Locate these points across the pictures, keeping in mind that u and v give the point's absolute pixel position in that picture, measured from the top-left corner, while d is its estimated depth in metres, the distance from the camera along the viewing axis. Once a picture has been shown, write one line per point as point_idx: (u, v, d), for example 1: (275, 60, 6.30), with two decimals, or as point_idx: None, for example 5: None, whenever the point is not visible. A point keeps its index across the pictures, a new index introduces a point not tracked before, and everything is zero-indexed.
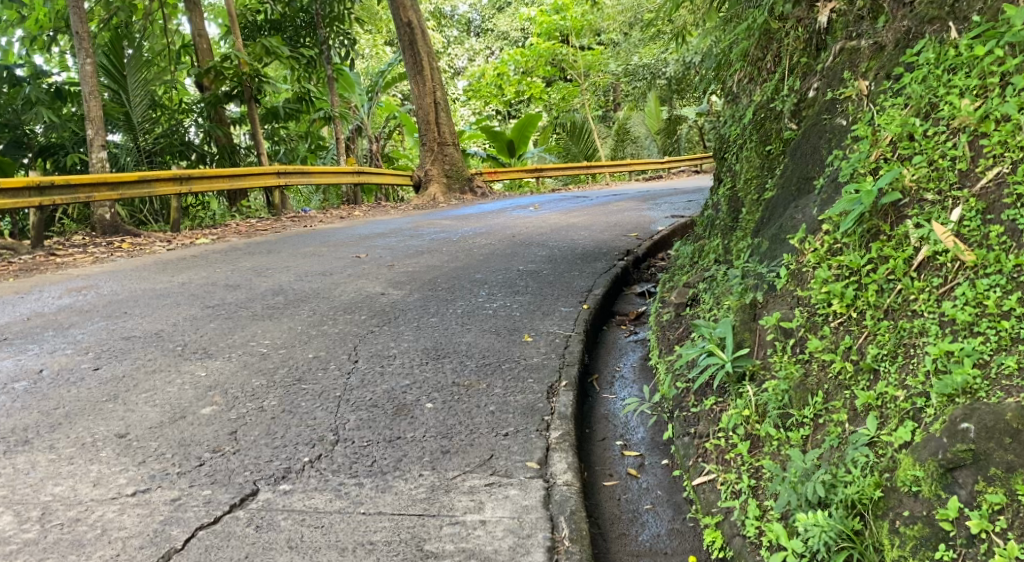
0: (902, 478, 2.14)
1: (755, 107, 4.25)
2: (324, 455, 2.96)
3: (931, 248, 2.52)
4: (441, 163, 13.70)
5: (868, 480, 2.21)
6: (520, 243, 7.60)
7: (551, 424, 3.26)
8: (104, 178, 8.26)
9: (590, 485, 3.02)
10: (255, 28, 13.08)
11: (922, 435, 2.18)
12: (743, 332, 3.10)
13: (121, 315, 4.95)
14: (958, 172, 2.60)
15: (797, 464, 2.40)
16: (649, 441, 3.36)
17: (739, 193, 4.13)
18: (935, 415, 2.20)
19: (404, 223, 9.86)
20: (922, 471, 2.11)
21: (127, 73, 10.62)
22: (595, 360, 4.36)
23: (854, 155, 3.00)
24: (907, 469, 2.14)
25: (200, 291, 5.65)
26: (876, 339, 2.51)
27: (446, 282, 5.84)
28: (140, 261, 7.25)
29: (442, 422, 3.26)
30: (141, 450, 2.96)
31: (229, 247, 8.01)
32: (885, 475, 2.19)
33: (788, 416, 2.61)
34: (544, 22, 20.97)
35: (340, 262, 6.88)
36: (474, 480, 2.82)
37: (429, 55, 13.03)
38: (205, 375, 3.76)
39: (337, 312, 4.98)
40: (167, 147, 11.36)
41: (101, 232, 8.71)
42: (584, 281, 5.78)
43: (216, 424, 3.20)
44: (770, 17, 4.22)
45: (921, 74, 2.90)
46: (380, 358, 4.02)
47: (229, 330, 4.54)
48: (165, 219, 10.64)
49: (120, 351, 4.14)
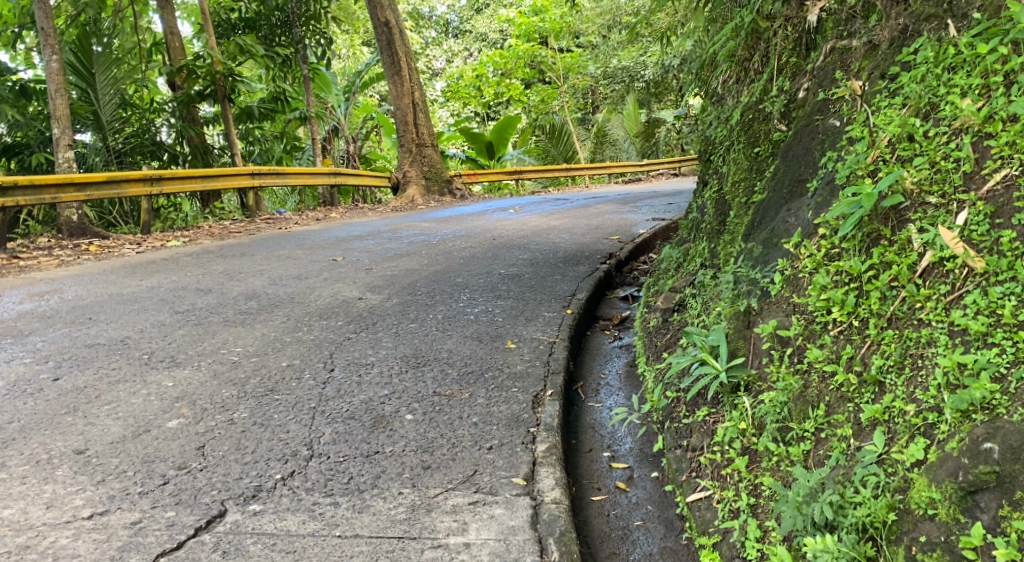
0: (916, 500, 2.04)
1: (743, 108, 4.13)
2: (297, 472, 2.79)
3: (938, 253, 2.41)
4: (419, 165, 13.51)
5: (880, 502, 2.09)
6: (501, 247, 7.45)
7: (537, 436, 3.12)
8: (71, 178, 7.98)
9: (578, 501, 2.88)
10: (229, 26, 12.70)
11: (936, 454, 2.07)
12: (737, 341, 2.97)
13: (85, 321, 4.73)
14: (963, 175, 2.50)
15: (801, 482, 2.28)
16: (637, 452, 3.22)
17: (727, 196, 4.01)
18: (950, 433, 2.09)
19: (382, 225, 9.66)
20: (939, 493, 2.01)
21: (95, 71, 10.26)
22: (580, 368, 4.22)
23: (851, 157, 2.90)
24: (921, 491, 2.04)
25: (170, 296, 5.43)
26: (880, 349, 2.39)
27: (425, 286, 5.69)
28: (108, 264, 7.01)
29: (423, 435, 3.11)
30: (101, 468, 2.77)
31: (201, 250, 7.77)
32: (897, 497, 2.08)
33: (788, 430, 2.49)
34: (523, 23, 20.83)
35: (316, 265, 6.69)
36: (457, 498, 2.67)
37: (407, 55, 12.83)
38: (172, 386, 3.57)
39: (312, 318, 4.80)
40: (138, 147, 11.12)
41: (69, 235, 8.44)
42: (566, 285, 5.64)
43: (182, 439, 3.02)
44: (758, 16, 4.09)
45: (919, 73, 2.80)
46: (358, 367, 3.85)
47: (198, 337, 4.34)
48: (135, 221, 10.36)
49: (82, 360, 3.93)
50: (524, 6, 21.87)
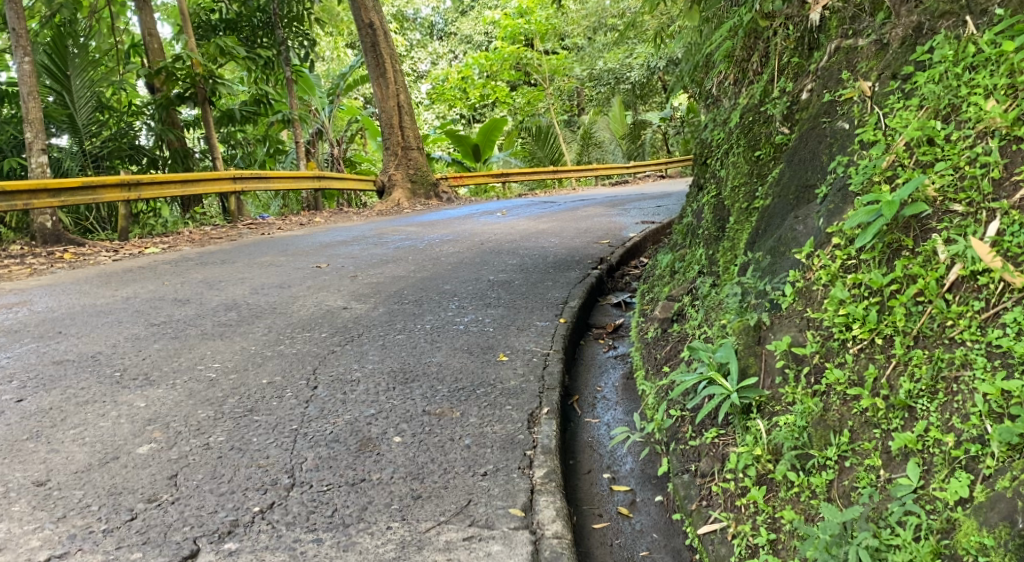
0: (965, 545, 1.90)
1: (742, 110, 3.94)
2: (277, 504, 2.61)
3: (969, 267, 2.26)
4: (405, 168, 13.27)
5: (924, 546, 1.96)
6: (490, 252, 7.25)
7: (534, 459, 2.92)
8: (44, 184, 7.70)
9: (579, 531, 2.69)
10: (209, 28, 12.41)
11: (984, 494, 1.94)
12: (747, 357, 2.78)
13: (54, 336, 4.49)
14: (991, 181, 2.35)
15: (831, 523, 2.11)
16: (639, 473, 3.03)
17: (726, 202, 3.82)
18: (999, 469, 1.94)
19: (367, 230, 9.43)
20: (992, 539, 1.87)
21: (71, 73, 10.08)
22: (576, 381, 4.02)
23: (866, 162, 2.73)
24: (970, 535, 1.91)
25: (146, 307, 5.19)
26: (908, 371, 2.23)
27: (413, 295, 5.48)
28: (82, 273, 6.76)
29: (412, 460, 2.91)
30: (62, 502, 2.60)
31: (180, 257, 7.53)
32: (942, 540, 1.95)
33: (808, 457, 2.31)
34: (508, 25, 20.58)
35: (299, 273, 6.46)
36: (451, 533, 2.48)
37: (392, 56, 12.59)
38: (144, 407, 3.34)
39: (295, 330, 4.58)
40: (115, 151, 10.73)
41: (42, 241, 8.16)
42: (559, 292, 5.45)
43: (153, 467, 2.82)
44: (756, 15, 3.93)
45: (937, 73, 2.66)
46: (342, 384, 3.63)
47: (174, 351, 4.11)
48: (113, 226, 10.06)
49: (48, 379, 3.70)
50: (511, 8, 21.62)
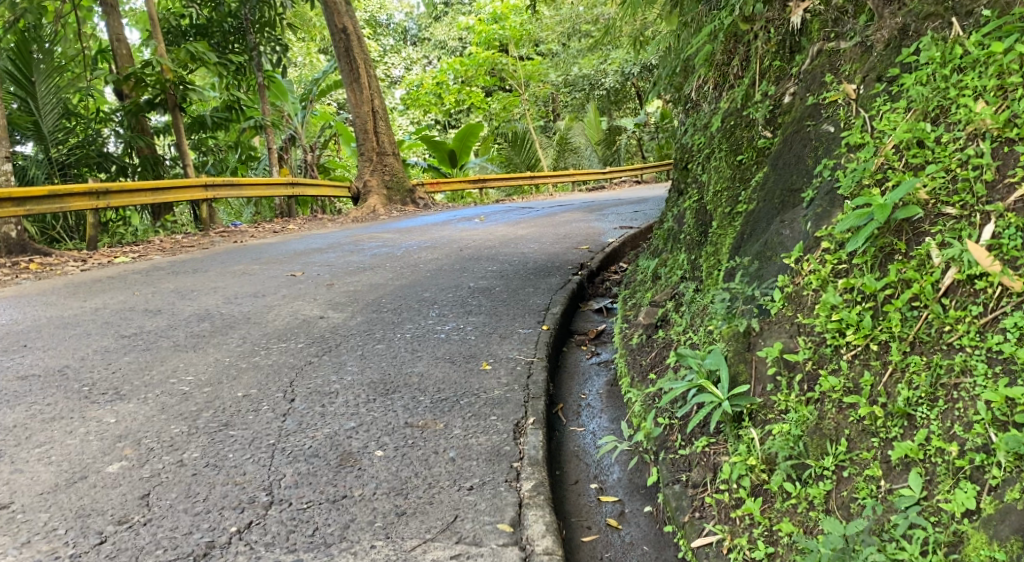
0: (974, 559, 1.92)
1: (724, 114, 3.89)
2: (255, 523, 2.50)
3: (965, 271, 2.23)
4: (381, 173, 13.14)
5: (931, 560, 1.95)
6: (469, 259, 7.14)
7: (522, 472, 2.84)
8: (10, 192, 7.49)
9: (569, 544, 2.62)
10: (179, 33, 12.18)
11: (993, 506, 1.94)
12: (737, 364, 2.70)
13: (19, 350, 4.33)
14: (985, 184, 2.33)
15: (835, 537, 2.09)
16: (627, 483, 2.96)
17: (708, 206, 3.75)
18: (1006, 480, 1.95)
19: (343, 237, 9.30)
20: (1003, 554, 1.88)
21: (36, 79, 9.83)
22: (560, 389, 3.94)
23: (855, 165, 2.68)
24: (979, 548, 1.92)
25: (115, 318, 5.03)
26: (905, 379, 2.21)
27: (391, 303, 5.38)
28: (49, 284, 6.56)
29: (395, 475, 2.81)
30: (26, 526, 2.49)
31: (151, 267, 7.34)
32: (949, 554, 1.95)
33: (804, 467, 2.28)
34: (482, 31, 20.14)
35: (273, 281, 6.31)
36: (437, 552, 2.41)
37: (366, 61, 12.45)
38: (114, 423, 3.21)
39: (270, 340, 4.46)
40: (83, 159, 10.53)
41: (6, 252, 7.92)
42: (540, 299, 5.37)
43: (124, 486, 2.70)
44: (738, 18, 3.86)
45: (925, 75, 2.62)
46: (320, 396, 3.52)
47: (145, 364, 3.97)
48: (81, 236, 9.84)
49: (14, 395, 3.55)
50: (484, 13, 21.45)
